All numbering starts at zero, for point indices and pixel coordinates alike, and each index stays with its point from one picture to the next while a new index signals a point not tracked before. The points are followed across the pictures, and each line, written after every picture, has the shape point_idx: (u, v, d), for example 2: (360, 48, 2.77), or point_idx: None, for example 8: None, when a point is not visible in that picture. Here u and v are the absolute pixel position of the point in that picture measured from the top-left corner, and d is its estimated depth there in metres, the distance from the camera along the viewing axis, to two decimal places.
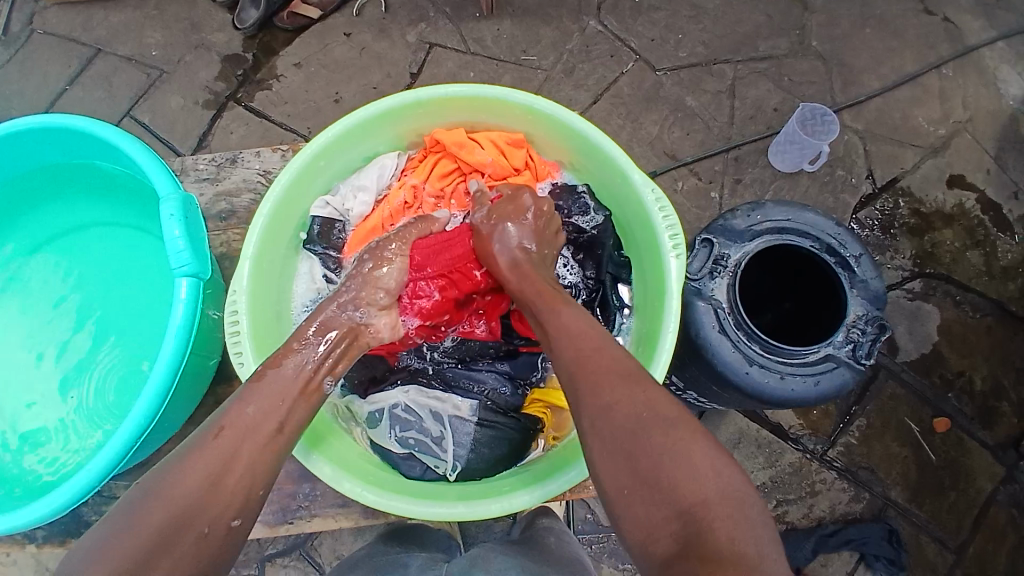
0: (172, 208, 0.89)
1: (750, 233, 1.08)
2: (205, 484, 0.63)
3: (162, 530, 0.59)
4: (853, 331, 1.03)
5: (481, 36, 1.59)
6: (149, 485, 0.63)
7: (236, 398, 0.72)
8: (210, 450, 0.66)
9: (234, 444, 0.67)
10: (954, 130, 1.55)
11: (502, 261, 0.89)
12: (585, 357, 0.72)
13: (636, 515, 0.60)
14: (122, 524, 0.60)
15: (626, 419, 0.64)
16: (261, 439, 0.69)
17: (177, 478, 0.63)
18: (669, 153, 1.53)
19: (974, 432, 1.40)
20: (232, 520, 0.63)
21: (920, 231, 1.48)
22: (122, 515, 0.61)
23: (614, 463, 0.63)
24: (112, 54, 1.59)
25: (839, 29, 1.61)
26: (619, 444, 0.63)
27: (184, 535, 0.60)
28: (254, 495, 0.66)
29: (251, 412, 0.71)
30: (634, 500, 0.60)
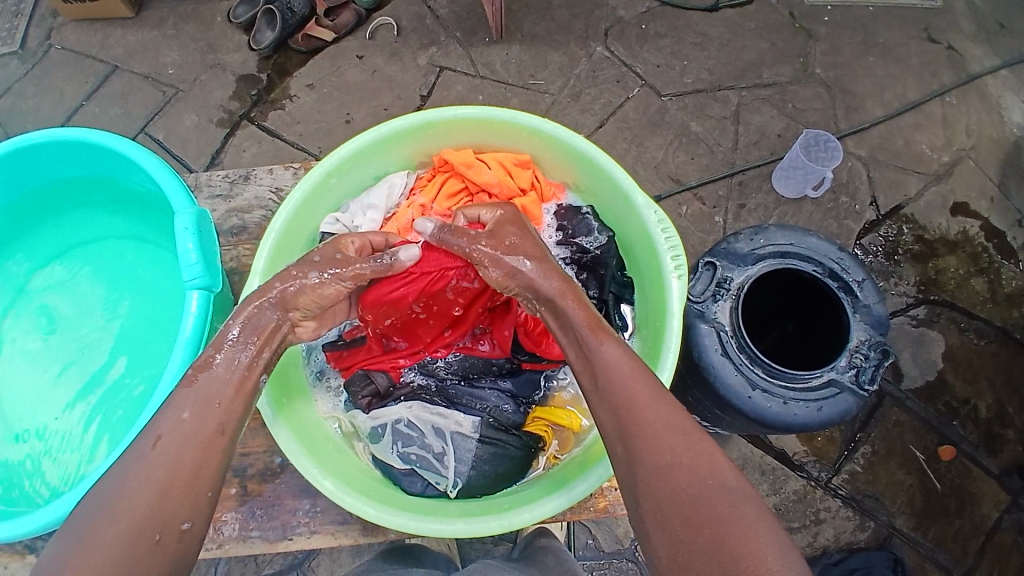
0: (186, 222, 0.91)
1: (753, 257, 1.09)
2: (157, 495, 0.64)
3: (125, 540, 0.61)
4: (856, 356, 1.04)
5: (490, 60, 1.62)
6: (98, 499, 0.65)
7: (167, 404, 0.71)
8: (153, 459, 0.66)
9: (176, 450, 0.67)
10: (958, 157, 1.56)
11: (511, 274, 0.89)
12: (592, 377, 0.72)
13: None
14: (75, 542, 0.62)
15: (687, 483, 0.61)
16: (205, 438, 0.69)
17: (127, 492, 0.64)
18: (673, 177, 1.54)
19: (979, 459, 1.39)
20: (183, 523, 0.65)
21: (924, 257, 1.49)
22: (74, 533, 0.63)
23: (665, 523, 0.60)
24: (128, 73, 1.63)
25: (842, 57, 1.63)
26: (674, 509, 0.60)
27: (140, 544, 0.62)
28: (202, 495, 0.67)
29: (187, 418, 0.70)
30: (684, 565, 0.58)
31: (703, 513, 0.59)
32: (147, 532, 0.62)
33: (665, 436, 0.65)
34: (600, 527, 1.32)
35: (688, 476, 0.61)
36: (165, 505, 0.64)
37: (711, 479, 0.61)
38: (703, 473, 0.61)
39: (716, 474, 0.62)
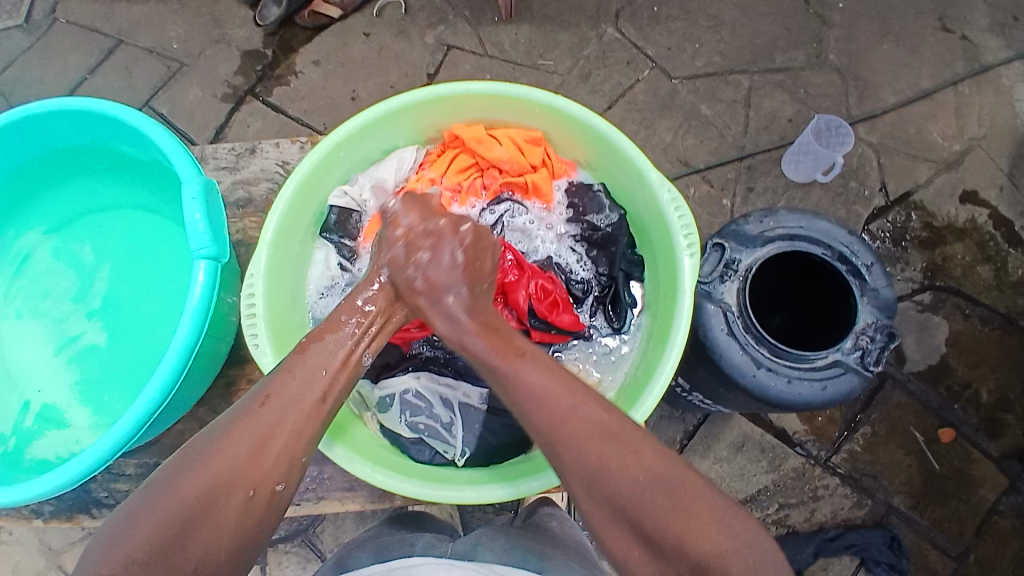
0: (194, 192, 0.90)
1: (762, 240, 1.08)
2: (251, 452, 0.66)
3: (206, 496, 0.64)
4: (862, 338, 1.03)
5: (499, 40, 1.60)
6: (198, 448, 0.67)
7: (275, 370, 0.73)
8: (247, 422, 0.68)
9: (278, 414, 0.68)
10: (968, 146, 1.55)
11: None
12: None
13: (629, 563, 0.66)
14: (168, 483, 0.65)
15: (623, 486, 0.66)
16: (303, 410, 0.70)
17: (219, 447, 0.66)
18: (682, 160, 1.53)
19: (979, 442, 1.39)
20: (277, 484, 0.67)
21: (931, 243, 1.48)
22: (170, 477, 0.66)
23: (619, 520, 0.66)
24: (133, 46, 1.61)
25: (856, 44, 1.62)
26: (617, 511, 0.66)
27: (228, 497, 0.65)
28: (295, 463, 0.68)
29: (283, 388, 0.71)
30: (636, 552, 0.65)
31: (643, 514, 0.65)
32: (240, 489, 0.65)
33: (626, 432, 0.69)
34: None
35: (623, 481, 0.66)
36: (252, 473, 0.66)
37: (654, 471, 0.66)
38: (635, 475, 0.66)
39: (647, 469, 0.67)
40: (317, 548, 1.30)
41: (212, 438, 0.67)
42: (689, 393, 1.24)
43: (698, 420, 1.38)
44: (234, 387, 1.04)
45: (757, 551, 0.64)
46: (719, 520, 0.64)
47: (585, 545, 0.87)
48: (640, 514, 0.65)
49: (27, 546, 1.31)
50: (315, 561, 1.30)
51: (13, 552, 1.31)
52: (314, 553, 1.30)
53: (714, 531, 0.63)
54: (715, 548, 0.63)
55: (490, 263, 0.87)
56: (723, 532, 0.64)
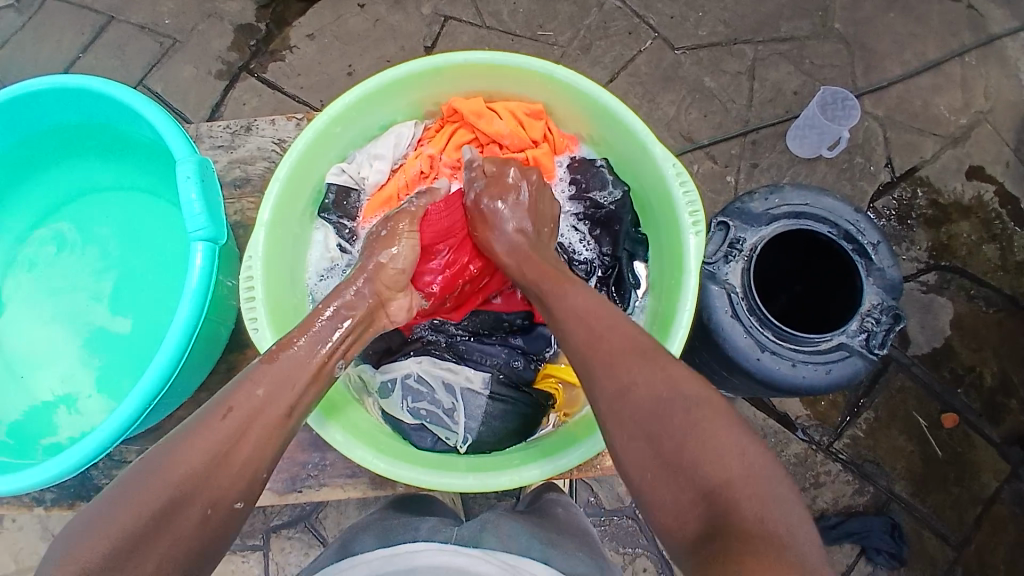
0: (189, 171, 0.88)
1: (767, 217, 1.06)
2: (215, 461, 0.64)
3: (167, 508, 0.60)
4: (867, 320, 1.02)
5: (497, 9, 1.56)
6: (149, 465, 0.63)
7: (245, 378, 0.72)
8: (214, 429, 0.66)
9: (243, 423, 0.68)
10: (975, 119, 1.52)
11: (504, 247, 0.88)
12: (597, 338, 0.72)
13: (663, 514, 0.61)
14: (119, 500, 0.60)
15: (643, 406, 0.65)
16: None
17: (180, 457, 0.63)
18: (685, 136, 1.51)
19: (983, 429, 1.39)
20: (235, 503, 0.65)
21: (937, 223, 1.46)
22: (119, 495, 0.61)
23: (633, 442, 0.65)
24: (125, 22, 1.57)
25: (862, 12, 1.58)
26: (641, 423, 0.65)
27: (188, 513, 0.61)
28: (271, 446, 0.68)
29: (263, 392, 0.71)
30: (657, 485, 0.62)
31: (663, 458, 0.62)
32: (202, 505, 0.62)
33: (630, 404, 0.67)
34: (601, 485, 1.32)
35: (634, 413, 0.65)
36: (222, 470, 0.64)
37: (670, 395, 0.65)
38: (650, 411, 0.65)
39: (656, 425, 0.64)
40: (319, 534, 1.30)
41: (161, 458, 0.64)
42: None
43: None
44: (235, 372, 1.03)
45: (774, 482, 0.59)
46: (736, 446, 0.61)
47: (590, 530, 0.87)
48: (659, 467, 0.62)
49: (29, 533, 1.31)
50: (318, 546, 1.30)
51: (19, 534, 1.31)
52: (317, 540, 1.30)
53: (730, 459, 0.60)
54: (727, 474, 0.59)
55: (506, 232, 0.89)
56: (737, 458, 0.60)
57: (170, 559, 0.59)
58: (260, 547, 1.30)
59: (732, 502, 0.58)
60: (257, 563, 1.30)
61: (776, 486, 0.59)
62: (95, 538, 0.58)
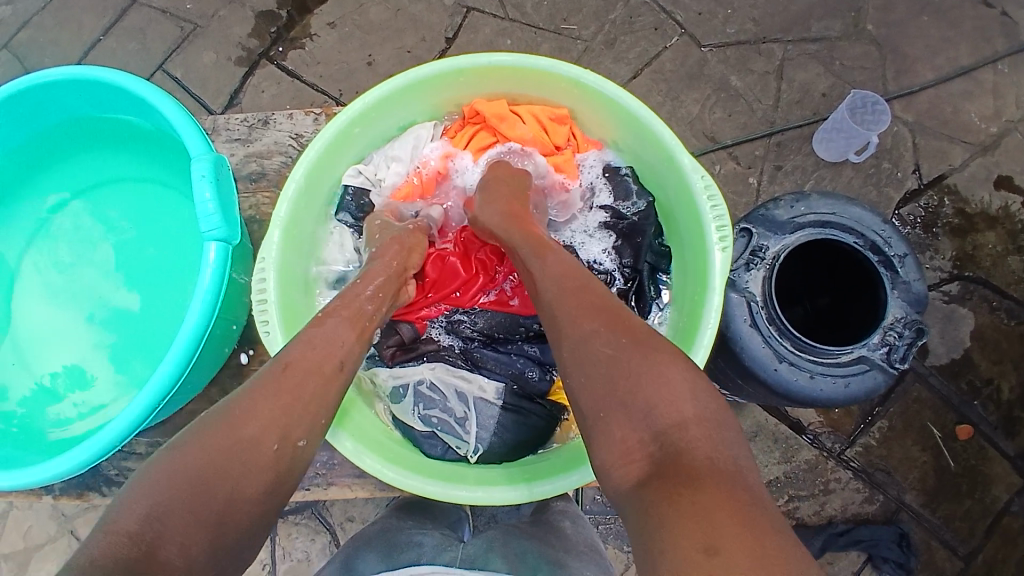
0: (203, 169, 0.87)
1: (792, 225, 1.04)
2: (282, 411, 0.64)
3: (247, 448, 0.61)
4: (889, 334, 0.99)
5: (521, 2, 1.54)
6: (224, 408, 0.64)
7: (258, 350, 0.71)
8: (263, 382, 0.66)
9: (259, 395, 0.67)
10: (1006, 128, 1.48)
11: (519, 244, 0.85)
12: None
13: (608, 452, 0.61)
14: (194, 439, 0.60)
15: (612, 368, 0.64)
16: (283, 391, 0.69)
17: (249, 405, 0.64)
18: (708, 135, 1.48)
19: (996, 441, 1.36)
20: (300, 441, 0.65)
21: (963, 232, 1.42)
22: (196, 437, 0.61)
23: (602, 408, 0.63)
24: (147, 5, 1.56)
25: (895, 14, 1.53)
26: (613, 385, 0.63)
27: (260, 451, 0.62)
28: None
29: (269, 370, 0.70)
30: (608, 425, 0.62)
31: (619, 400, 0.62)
32: (269, 441, 0.63)
33: None
34: None
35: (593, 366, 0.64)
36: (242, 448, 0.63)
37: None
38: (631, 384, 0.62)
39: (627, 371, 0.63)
40: (326, 521, 1.31)
41: (234, 403, 0.64)
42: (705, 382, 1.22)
43: None
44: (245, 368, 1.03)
45: (723, 427, 0.59)
46: (688, 391, 0.61)
47: (597, 544, 0.87)
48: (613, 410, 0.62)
49: (39, 513, 1.33)
50: (324, 533, 1.31)
51: (32, 512, 1.33)
52: (323, 527, 1.31)
53: (682, 401, 0.60)
54: (677, 414, 0.59)
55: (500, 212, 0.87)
56: (688, 400, 0.60)
57: (245, 497, 0.59)
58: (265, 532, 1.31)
59: (683, 442, 0.57)
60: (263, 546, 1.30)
61: (726, 429, 0.59)
62: (168, 473, 0.57)
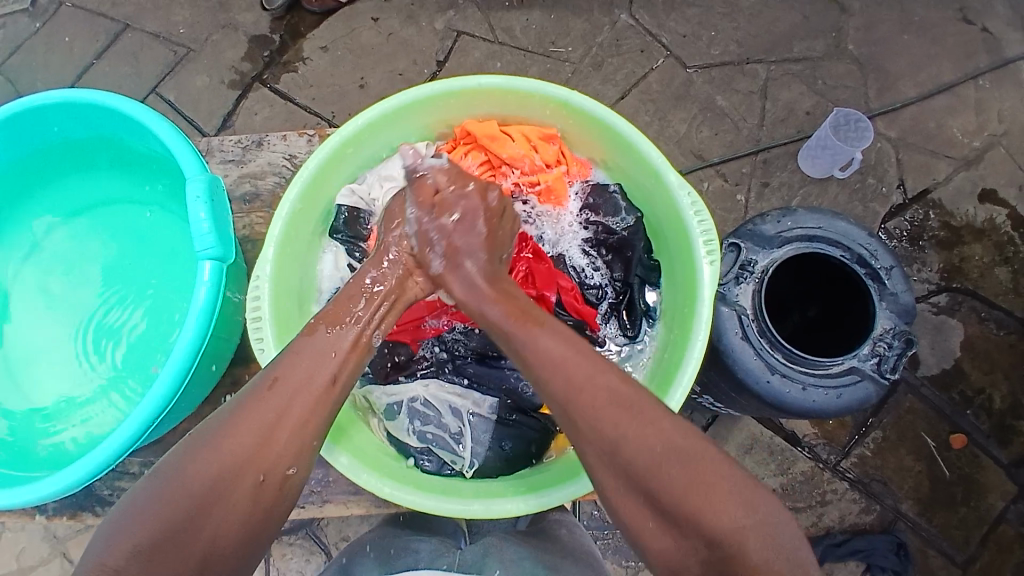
0: (198, 189, 0.88)
1: (779, 240, 1.06)
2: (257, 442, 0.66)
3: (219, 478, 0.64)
4: (879, 344, 1.00)
5: (510, 25, 1.57)
6: (196, 441, 0.66)
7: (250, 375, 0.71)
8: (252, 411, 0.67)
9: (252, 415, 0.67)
10: (988, 142, 1.51)
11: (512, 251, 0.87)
12: (590, 359, 0.70)
13: (661, 556, 0.64)
14: (171, 478, 0.64)
15: (637, 457, 0.64)
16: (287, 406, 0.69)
17: (226, 434, 0.66)
18: (696, 153, 1.50)
19: (989, 449, 1.37)
20: (289, 469, 0.68)
21: (949, 244, 1.45)
22: (172, 469, 0.65)
23: (636, 493, 0.65)
24: (140, 31, 1.58)
25: (877, 33, 1.57)
26: (634, 482, 0.64)
27: (240, 483, 0.65)
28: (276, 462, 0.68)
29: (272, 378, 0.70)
30: (658, 534, 0.64)
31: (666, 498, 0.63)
32: (251, 474, 0.65)
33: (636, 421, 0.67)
34: None
35: (634, 452, 0.64)
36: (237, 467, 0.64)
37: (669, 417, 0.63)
38: (650, 444, 0.64)
39: (665, 440, 0.64)
40: (322, 542, 1.30)
41: (213, 429, 0.67)
42: (701, 397, 1.23)
43: (707, 421, 1.36)
44: (239, 386, 1.04)
45: (775, 522, 0.63)
46: (740, 497, 0.62)
47: (595, 554, 0.87)
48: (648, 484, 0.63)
49: (33, 534, 1.31)
50: (320, 553, 1.30)
51: (24, 535, 1.31)
52: (318, 547, 1.30)
53: (731, 508, 0.62)
54: (733, 526, 0.61)
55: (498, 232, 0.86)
56: (740, 506, 0.62)
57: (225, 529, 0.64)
58: None
59: (737, 548, 0.60)
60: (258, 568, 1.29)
61: (778, 530, 0.62)
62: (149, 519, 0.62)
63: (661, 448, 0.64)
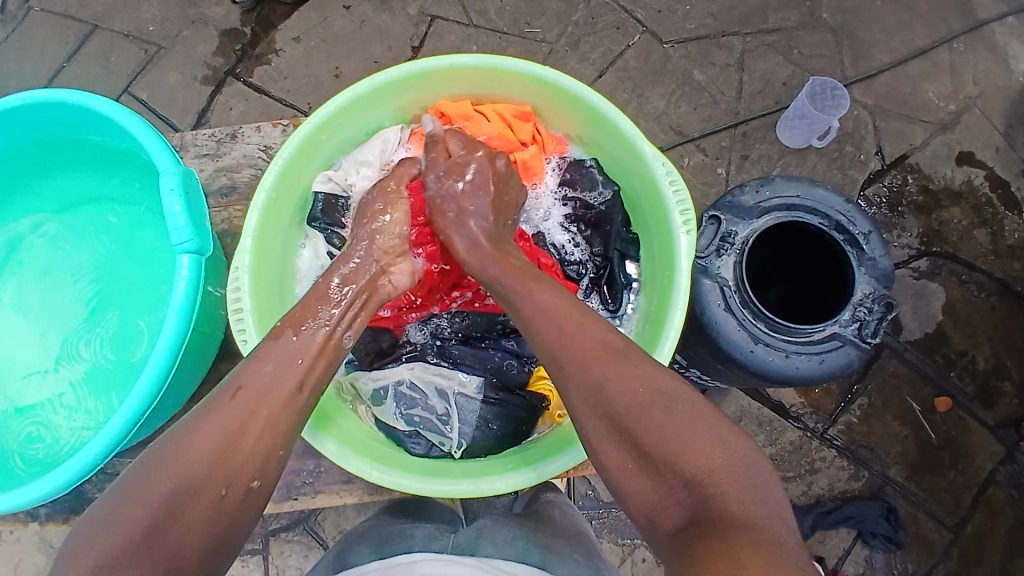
0: (172, 183, 0.88)
1: (758, 210, 1.06)
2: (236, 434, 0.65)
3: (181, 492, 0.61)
4: (859, 310, 1.01)
5: (484, 8, 1.56)
6: (157, 453, 0.64)
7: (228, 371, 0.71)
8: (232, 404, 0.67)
9: (232, 411, 0.67)
10: (964, 106, 1.52)
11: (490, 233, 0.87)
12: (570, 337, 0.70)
13: (643, 502, 0.62)
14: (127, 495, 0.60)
15: (621, 397, 0.65)
16: (282, 397, 0.70)
17: (188, 444, 0.64)
18: (675, 129, 1.50)
19: (976, 411, 1.39)
20: (251, 482, 0.66)
21: (928, 209, 1.46)
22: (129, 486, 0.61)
23: (614, 433, 0.65)
24: (109, 29, 1.56)
25: (850, 1, 1.57)
26: (614, 422, 0.65)
27: (201, 498, 0.62)
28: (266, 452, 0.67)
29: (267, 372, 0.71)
30: (635, 477, 0.63)
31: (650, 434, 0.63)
32: (214, 486, 0.62)
33: (620, 394, 0.67)
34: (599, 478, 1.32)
35: (621, 401, 0.64)
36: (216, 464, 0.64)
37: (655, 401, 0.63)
38: (631, 384, 0.65)
39: (649, 382, 0.65)
40: (319, 536, 1.31)
41: (177, 438, 0.65)
42: (687, 370, 1.24)
43: (696, 397, 1.37)
44: None
45: (755, 475, 0.59)
46: (717, 439, 0.61)
47: (585, 531, 0.88)
48: (634, 420, 0.63)
49: (29, 542, 1.31)
50: (318, 548, 1.30)
51: (18, 547, 1.31)
52: (316, 542, 1.31)
53: (712, 449, 0.60)
54: (708, 464, 0.59)
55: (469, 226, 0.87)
56: (721, 448, 0.60)
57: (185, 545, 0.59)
58: (259, 551, 1.30)
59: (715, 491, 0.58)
60: (256, 566, 1.30)
61: (760, 479, 0.59)
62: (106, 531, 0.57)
63: (643, 389, 0.65)
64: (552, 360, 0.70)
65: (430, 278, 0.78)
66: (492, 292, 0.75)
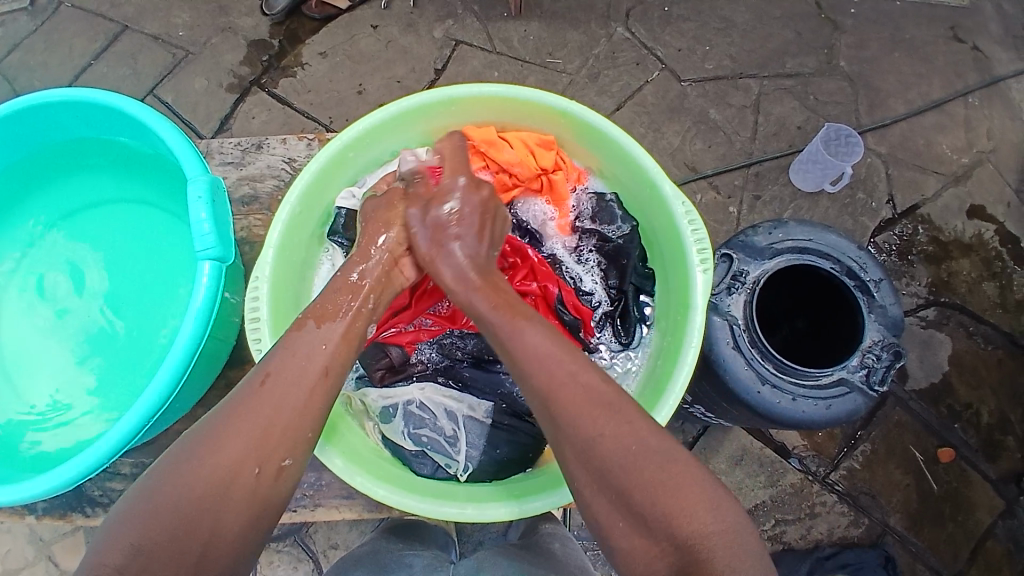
0: (199, 190, 0.89)
1: (770, 251, 1.07)
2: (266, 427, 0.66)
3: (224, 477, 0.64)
4: (868, 357, 1.01)
5: (508, 36, 1.59)
6: (198, 436, 0.66)
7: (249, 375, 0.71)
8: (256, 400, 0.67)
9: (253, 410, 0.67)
10: (977, 159, 1.54)
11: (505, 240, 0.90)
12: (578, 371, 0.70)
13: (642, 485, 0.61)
14: (178, 471, 0.64)
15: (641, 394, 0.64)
16: (307, 382, 0.70)
17: (224, 430, 0.66)
18: (689, 165, 1.52)
19: (978, 464, 1.39)
20: (284, 460, 0.67)
21: (937, 259, 1.47)
22: (178, 461, 0.65)
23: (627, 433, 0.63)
24: (138, 32, 1.59)
25: (868, 51, 1.60)
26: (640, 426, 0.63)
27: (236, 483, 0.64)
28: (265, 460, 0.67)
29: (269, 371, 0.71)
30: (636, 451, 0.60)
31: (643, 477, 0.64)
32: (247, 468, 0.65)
33: (622, 418, 0.67)
34: None
35: None
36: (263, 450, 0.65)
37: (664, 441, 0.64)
38: None
39: None
40: (310, 549, 1.30)
41: (208, 431, 0.66)
42: (692, 406, 1.24)
43: (697, 432, 1.37)
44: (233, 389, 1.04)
45: None
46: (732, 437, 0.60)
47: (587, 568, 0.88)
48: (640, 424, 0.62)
49: (17, 536, 1.31)
50: (308, 561, 1.30)
51: (6, 538, 1.30)
52: (307, 554, 1.30)
53: (703, 513, 0.62)
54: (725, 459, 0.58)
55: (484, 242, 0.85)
56: None
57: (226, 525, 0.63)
58: None
59: None
60: None
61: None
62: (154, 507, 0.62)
63: None
64: (555, 366, 0.70)
65: (464, 259, 0.82)
66: (498, 317, 0.76)
